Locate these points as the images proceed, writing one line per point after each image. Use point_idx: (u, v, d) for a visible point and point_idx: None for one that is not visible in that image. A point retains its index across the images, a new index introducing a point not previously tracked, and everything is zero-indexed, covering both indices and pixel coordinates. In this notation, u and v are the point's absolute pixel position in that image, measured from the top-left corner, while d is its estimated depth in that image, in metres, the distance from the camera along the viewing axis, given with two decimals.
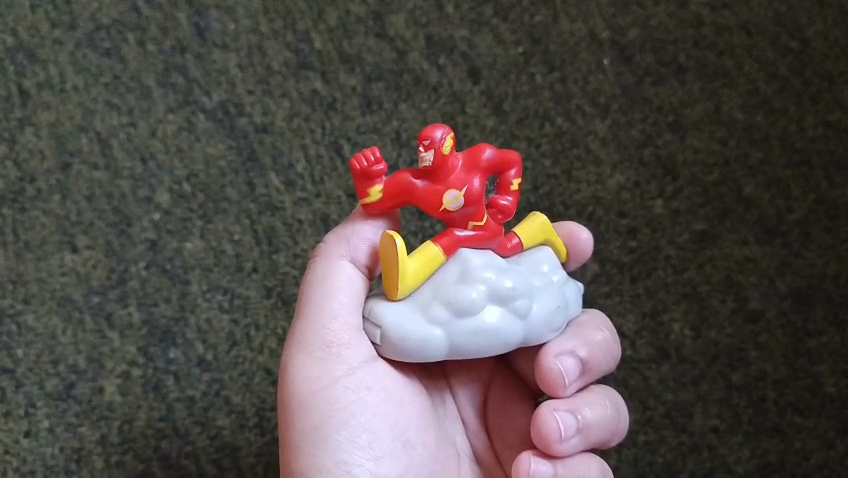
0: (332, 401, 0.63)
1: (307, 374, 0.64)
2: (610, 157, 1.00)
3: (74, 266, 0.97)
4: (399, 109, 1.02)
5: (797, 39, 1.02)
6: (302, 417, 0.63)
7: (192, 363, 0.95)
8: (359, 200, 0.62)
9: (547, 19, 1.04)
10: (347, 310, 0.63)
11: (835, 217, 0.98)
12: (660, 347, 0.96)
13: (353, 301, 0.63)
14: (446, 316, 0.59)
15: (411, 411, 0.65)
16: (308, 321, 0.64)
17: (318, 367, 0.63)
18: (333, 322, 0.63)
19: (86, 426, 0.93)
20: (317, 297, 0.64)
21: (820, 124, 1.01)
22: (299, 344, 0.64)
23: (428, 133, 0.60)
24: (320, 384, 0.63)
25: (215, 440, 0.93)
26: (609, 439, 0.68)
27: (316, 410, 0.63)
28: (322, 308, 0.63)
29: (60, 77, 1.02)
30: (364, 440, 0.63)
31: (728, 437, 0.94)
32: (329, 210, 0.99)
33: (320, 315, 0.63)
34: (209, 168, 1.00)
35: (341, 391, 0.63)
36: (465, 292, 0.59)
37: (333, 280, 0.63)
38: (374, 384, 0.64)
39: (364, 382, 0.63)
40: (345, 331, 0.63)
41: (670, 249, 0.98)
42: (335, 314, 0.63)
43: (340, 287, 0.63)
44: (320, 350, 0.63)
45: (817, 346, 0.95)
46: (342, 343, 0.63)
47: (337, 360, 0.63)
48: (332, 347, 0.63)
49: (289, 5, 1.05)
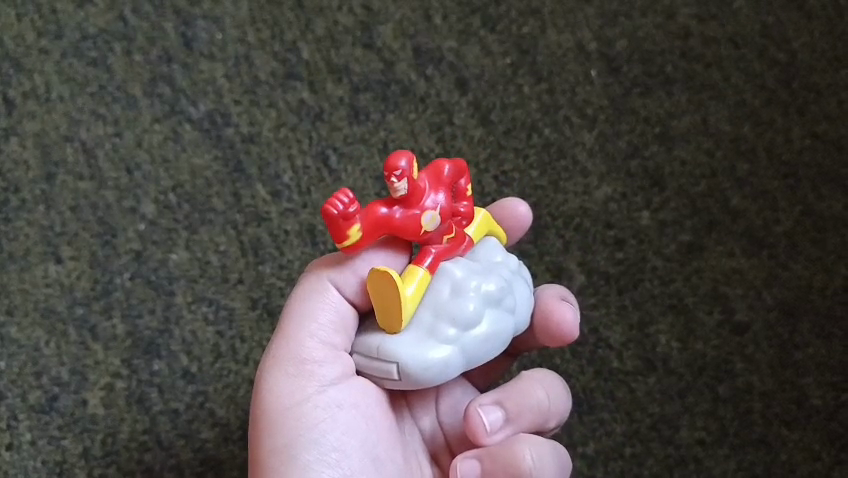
0: (301, 419, 0.63)
1: (280, 390, 0.64)
2: (597, 169, 1.00)
3: (58, 277, 0.97)
4: (387, 120, 1.02)
5: (784, 51, 1.03)
6: (273, 435, 0.63)
7: (176, 375, 0.94)
8: (337, 245, 0.58)
9: (535, 29, 1.04)
10: (328, 329, 0.64)
11: (822, 229, 0.98)
12: (646, 359, 0.95)
13: (335, 321, 0.64)
14: (454, 332, 0.59)
15: (380, 425, 0.65)
16: (287, 338, 0.64)
17: (291, 383, 0.63)
18: (310, 339, 0.64)
19: (69, 439, 0.92)
20: (299, 316, 0.64)
21: (808, 135, 1.01)
22: (276, 360, 0.64)
23: (391, 160, 0.57)
24: (290, 402, 0.63)
25: (200, 453, 0.92)
26: (545, 421, 0.67)
27: (285, 428, 0.63)
28: (302, 327, 0.64)
29: (45, 86, 1.02)
30: (334, 458, 0.62)
31: (714, 449, 0.93)
32: (315, 220, 0.98)
33: (300, 331, 0.64)
34: (195, 178, 1.00)
35: (312, 408, 0.63)
36: (464, 306, 0.60)
37: (318, 301, 0.64)
38: (344, 401, 0.63)
39: (336, 399, 0.63)
40: (321, 349, 0.64)
41: (657, 260, 0.98)
42: (314, 332, 0.64)
43: (321, 306, 0.64)
44: (294, 366, 0.64)
45: (804, 358, 0.95)
46: (318, 361, 0.63)
47: (309, 378, 0.63)
48: (306, 365, 0.63)
49: (277, 15, 1.05)
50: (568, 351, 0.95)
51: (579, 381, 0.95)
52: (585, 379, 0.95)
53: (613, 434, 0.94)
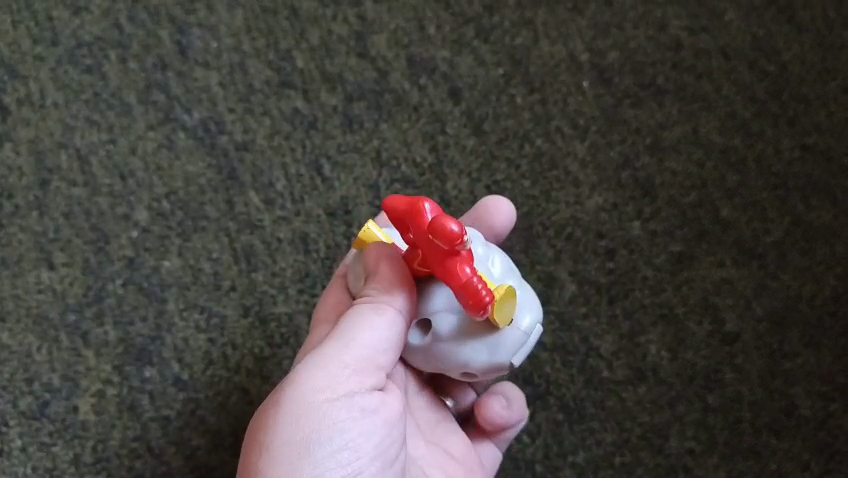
0: (323, 416, 0.65)
1: (312, 383, 0.66)
2: (588, 179, 1.01)
3: (51, 284, 0.97)
4: (380, 128, 1.03)
5: (774, 63, 1.04)
6: (295, 422, 0.65)
7: (168, 382, 0.94)
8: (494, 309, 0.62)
9: (528, 40, 1.05)
10: (374, 340, 0.67)
11: (811, 239, 0.99)
12: (636, 368, 0.96)
13: (384, 335, 0.67)
14: (516, 276, 0.68)
15: (392, 433, 0.69)
16: (334, 337, 0.67)
17: (326, 379, 0.66)
18: (357, 346, 0.67)
19: (60, 446, 0.92)
20: (353, 323, 0.67)
21: (797, 147, 1.01)
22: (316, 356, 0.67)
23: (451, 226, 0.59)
24: (318, 398, 0.65)
25: (191, 460, 0.92)
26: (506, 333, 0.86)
27: (309, 420, 0.65)
28: (350, 331, 0.67)
29: (40, 93, 1.03)
30: (344, 457, 0.65)
31: (704, 458, 0.94)
32: (308, 228, 0.99)
33: (349, 335, 0.67)
34: (188, 185, 1.00)
35: (337, 407, 0.65)
36: (500, 262, 0.68)
37: (371, 311, 0.67)
38: (368, 408, 0.67)
39: (361, 404, 0.66)
40: (363, 357, 0.67)
41: (647, 270, 0.98)
42: (361, 338, 0.67)
43: (377, 320, 0.67)
44: (335, 366, 0.66)
45: (794, 368, 0.95)
46: (355, 367, 0.67)
47: (343, 378, 0.66)
48: (347, 366, 0.66)
49: (272, 24, 1.06)
50: (559, 360, 0.96)
51: (569, 389, 0.95)
52: (576, 388, 0.95)
53: (603, 443, 0.94)
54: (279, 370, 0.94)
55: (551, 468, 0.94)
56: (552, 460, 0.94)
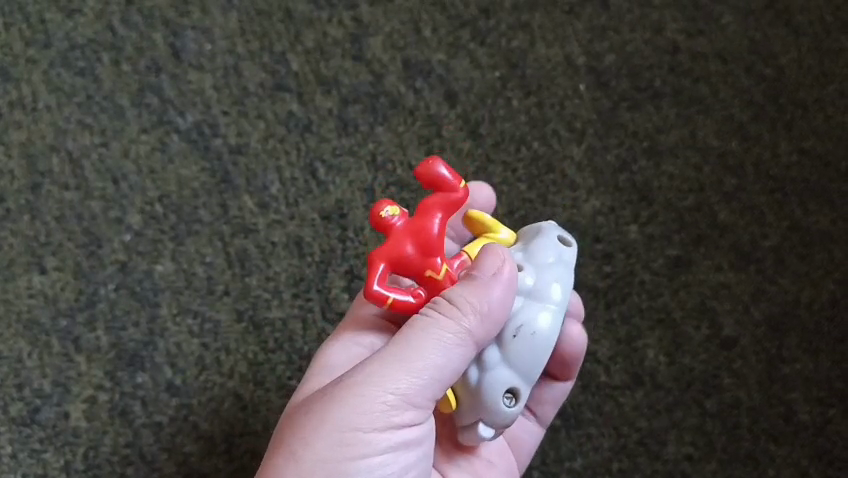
0: (363, 443, 0.61)
1: (363, 406, 0.60)
2: (585, 183, 1.00)
3: (42, 288, 0.96)
4: (376, 132, 1.02)
5: (772, 66, 1.03)
6: (335, 444, 0.60)
7: (160, 387, 0.93)
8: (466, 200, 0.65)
9: (524, 43, 1.05)
10: (440, 374, 0.61)
11: (809, 244, 0.98)
12: (634, 373, 0.95)
13: (453, 370, 0.61)
14: None
15: (428, 455, 0.65)
16: (397, 360, 0.61)
17: (379, 405, 0.60)
18: (420, 378, 0.61)
19: (51, 452, 0.91)
20: (422, 351, 0.61)
21: (795, 151, 1.01)
22: (374, 377, 0.61)
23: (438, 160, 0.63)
24: (365, 425, 0.60)
25: (183, 467, 0.91)
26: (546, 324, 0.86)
27: (350, 445, 0.60)
28: (419, 358, 0.60)
29: (32, 95, 1.02)
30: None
31: (702, 465, 0.93)
32: (303, 232, 0.98)
33: (415, 363, 0.60)
34: (182, 189, 0.99)
35: (382, 435, 0.61)
36: None
37: (451, 341, 0.61)
38: (411, 437, 0.63)
39: (405, 434, 0.62)
40: (424, 390, 0.61)
41: (645, 274, 0.97)
42: (425, 368, 0.61)
43: (450, 353, 0.61)
44: (394, 395, 0.60)
45: (792, 373, 0.95)
46: (413, 399, 0.61)
47: (397, 408, 0.61)
48: (404, 397, 0.61)
49: (267, 27, 1.05)
50: None
51: (567, 395, 0.94)
52: (573, 393, 0.95)
53: (601, 449, 0.94)
54: (272, 375, 0.93)
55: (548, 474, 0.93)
56: (549, 466, 0.93)
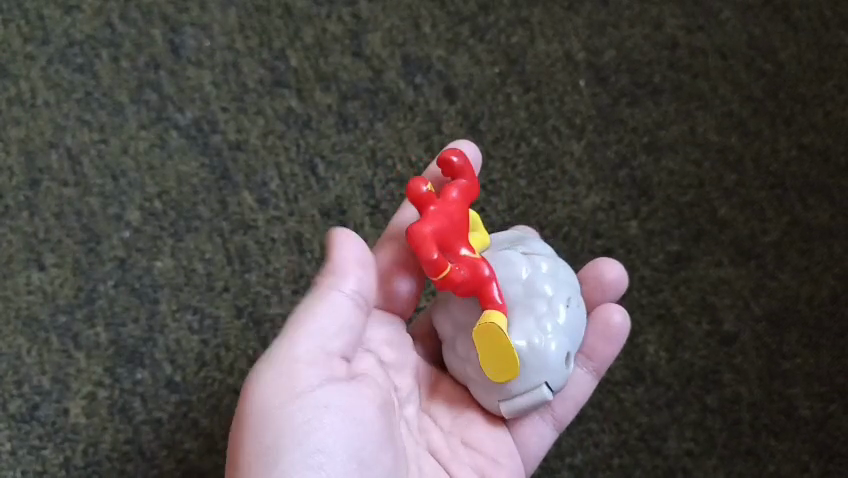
0: (287, 414, 0.60)
1: (267, 385, 0.62)
2: (585, 178, 1.00)
3: (41, 285, 0.96)
4: (375, 128, 1.01)
5: (771, 62, 1.03)
6: (257, 427, 0.60)
7: (160, 384, 0.93)
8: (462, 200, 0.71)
9: (524, 39, 1.05)
10: (324, 331, 0.64)
11: (809, 239, 0.98)
12: (635, 368, 0.95)
13: (328, 321, 0.64)
14: None
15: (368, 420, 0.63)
16: (284, 337, 0.64)
17: (279, 375, 0.62)
18: (307, 337, 0.63)
19: (50, 449, 0.91)
20: (297, 319, 0.65)
21: (794, 147, 1.01)
22: (268, 357, 0.63)
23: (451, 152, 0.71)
24: (275, 398, 0.61)
25: (183, 464, 0.90)
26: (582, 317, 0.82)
27: (269, 421, 0.60)
28: (301, 325, 0.64)
29: (31, 92, 1.02)
30: (316, 458, 0.59)
31: (703, 460, 0.93)
32: (302, 229, 0.98)
33: (297, 329, 0.64)
34: (181, 185, 0.99)
35: (299, 404, 0.61)
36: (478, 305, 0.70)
37: (321, 302, 0.65)
38: (332, 401, 0.62)
39: (323, 400, 0.61)
40: (313, 347, 0.63)
41: (645, 270, 0.97)
42: (312, 332, 0.64)
43: (321, 310, 0.64)
44: (287, 361, 0.62)
45: (793, 368, 0.95)
46: (308, 359, 0.63)
47: (297, 373, 0.62)
48: (297, 358, 0.63)
49: (266, 23, 1.05)
50: None
51: None
52: None
53: (601, 445, 0.93)
54: None
55: (549, 469, 0.93)
56: (550, 462, 0.93)
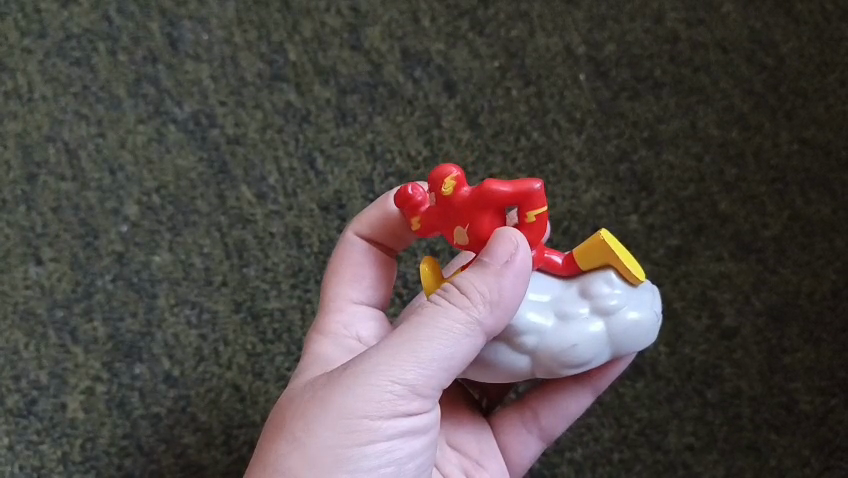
0: (372, 432, 0.57)
1: (365, 394, 0.57)
2: (585, 173, 1.00)
3: (39, 279, 0.95)
4: (374, 122, 1.01)
5: (772, 56, 1.03)
6: (338, 429, 0.57)
7: (158, 379, 0.93)
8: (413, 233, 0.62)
9: (523, 33, 1.04)
10: (449, 364, 0.58)
11: (811, 234, 0.97)
12: (635, 364, 0.95)
13: (456, 358, 0.58)
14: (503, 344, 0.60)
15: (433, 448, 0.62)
16: (403, 346, 0.57)
17: (384, 393, 0.57)
18: (427, 367, 0.57)
19: (48, 444, 0.91)
20: (424, 338, 0.57)
21: (795, 141, 1.00)
22: (380, 365, 0.57)
23: (394, 198, 0.62)
24: (370, 414, 0.57)
25: (182, 458, 0.90)
26: None
27: (355, 431, 0.57)
28: (426, 347, 0.57)
29: (28, 86, 1.01)
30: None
31: (703, 455, 0.93)
32: (301, 223, 0.97)
33: (422, 351, 0.57)
34: (179, 180, 0.99)
35: (389, 426, 0.58)
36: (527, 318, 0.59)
37: (458, 329, 0.57)
38: (418, 427, 0.59)
39: (411, 427, 0.59)
40: (434, 379, 0.58)
41: (645, 264, 0.97)
42: (434, 361, 0.57)
43: (453, 344, 0.57)
44: (401, 383, 0.57)
45: (793, 362, 0.94)
46: (417, 387, 0.57)
47: (405, 397, 0.57)
48: (412, 384, 0.57)
49: (264, 17, 1.04)
50: None
51: None
52: None
53: (601, 440, 0.93)
54: (271, 366, 0.93)
55: (548, 464, 0.93)
56: (550, 457, 0.93)
